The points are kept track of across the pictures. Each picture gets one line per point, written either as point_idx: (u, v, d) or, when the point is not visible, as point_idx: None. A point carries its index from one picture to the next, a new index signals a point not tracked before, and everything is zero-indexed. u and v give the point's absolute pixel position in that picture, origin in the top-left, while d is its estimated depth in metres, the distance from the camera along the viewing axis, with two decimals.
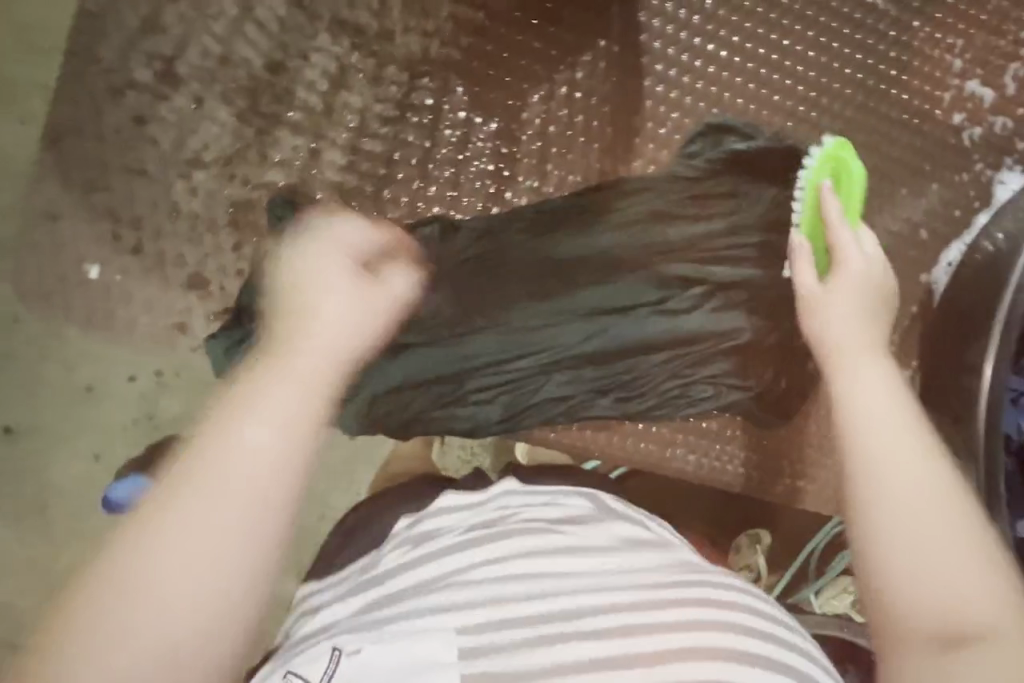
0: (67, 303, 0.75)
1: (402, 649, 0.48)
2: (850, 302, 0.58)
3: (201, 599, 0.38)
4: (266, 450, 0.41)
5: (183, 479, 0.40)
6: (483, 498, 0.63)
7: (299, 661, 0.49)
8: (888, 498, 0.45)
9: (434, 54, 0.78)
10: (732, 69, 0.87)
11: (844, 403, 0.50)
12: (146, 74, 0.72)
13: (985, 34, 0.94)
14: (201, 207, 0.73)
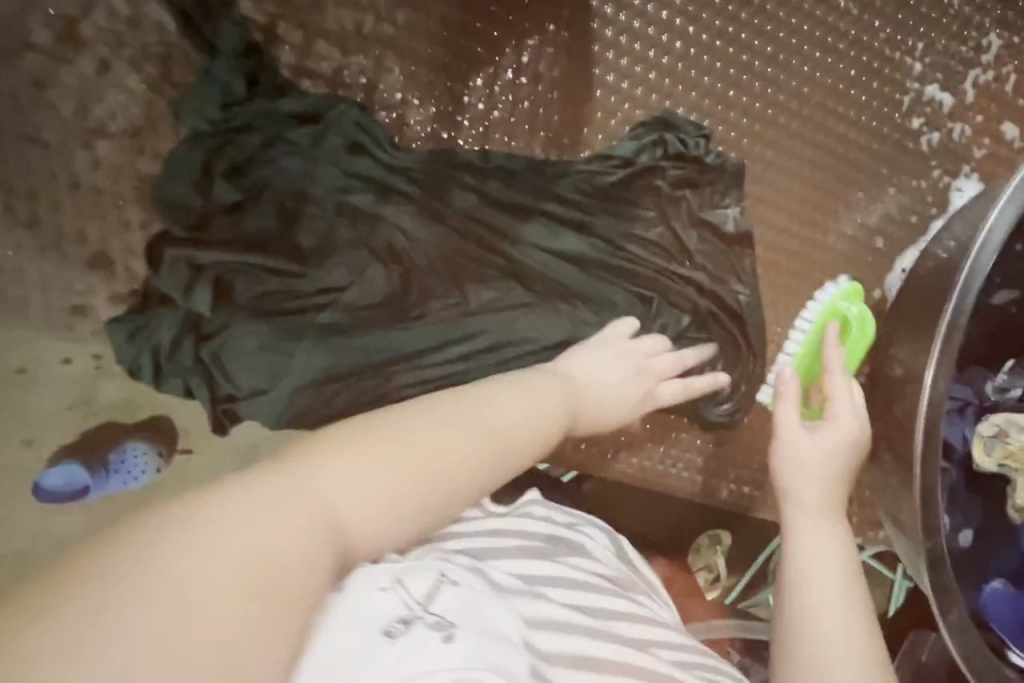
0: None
1: (495, 609, 0.41)
2: (823, 450, 0.64)
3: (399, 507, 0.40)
4: (471, 452, 0.45)
5: (477, 446, 0.46)
6: (510, 508, 0.61)
7: (408, 571, 0.40)
8: (829, 624, 0.53)
9: (369, 30, 0.73)
10: (687, 61, 0.84)
11: (800, 546, 0.59)
12: (45, 35, 0.65)
13: (947, 38, 0.92)
14: (104, 182, 0.68)
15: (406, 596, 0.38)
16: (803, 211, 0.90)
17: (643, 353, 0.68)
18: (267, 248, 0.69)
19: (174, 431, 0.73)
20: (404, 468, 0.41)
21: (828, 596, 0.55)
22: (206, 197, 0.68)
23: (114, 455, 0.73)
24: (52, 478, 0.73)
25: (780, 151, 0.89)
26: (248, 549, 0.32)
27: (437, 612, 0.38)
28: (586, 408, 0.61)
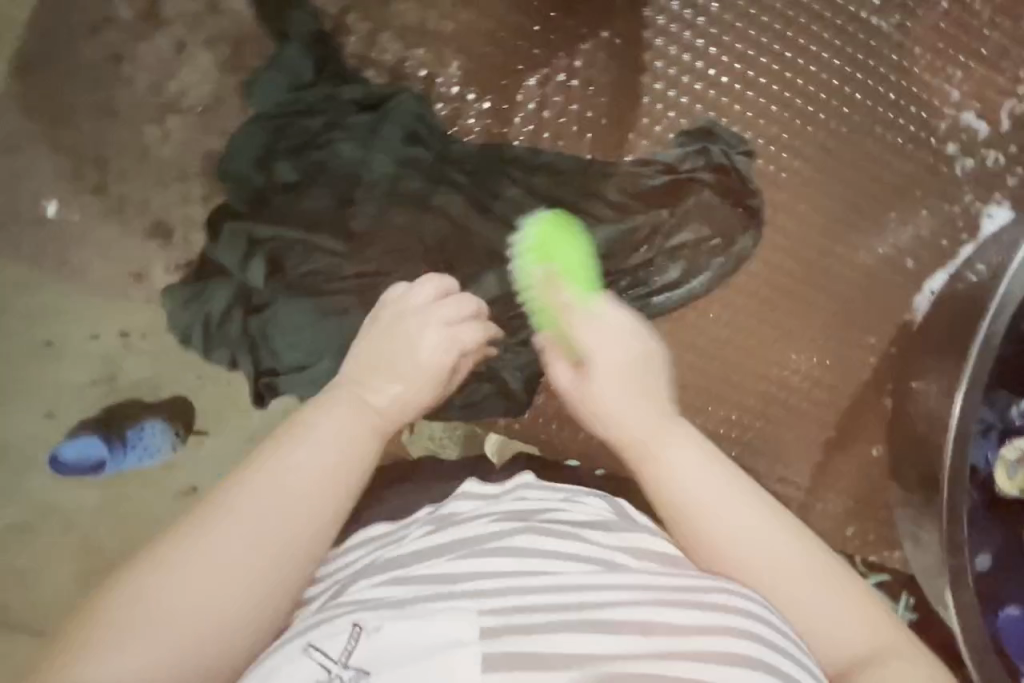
0: (17, 237, 0.73)
1: (425, 630, 0.46)
2: (622, 396, 0.62)
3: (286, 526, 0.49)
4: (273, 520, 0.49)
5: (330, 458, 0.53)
6: (500, 490, 0.62)
7: (321, 632, 0.47)
8: (745, 552, 0.53)
9: (432, 26, 0.76)
10: (731, 75, 0.86)
11: (668, 488, 0.56)
12: (129, 13, 0.72)
13: (985, 68, 0.94)
14: (171, 155, 0.72)
15: (323, 657, 0.46)
16: (834, 226, 0.92)
17: (447, 304, 0.66)
18: (321, 226, 0.71)
19: (190, 411, 0.77)
20: (211, 566, 0.46)
21: (757, 560, 0.53)
22: (269, 176, 0.71)
23: (130, 431, 0.75)
24: (68, 444, 0.75)
25: (817, 168, 0.91)
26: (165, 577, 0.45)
27: (354, 664, 0.45)
28: (416, 372, 0.62)
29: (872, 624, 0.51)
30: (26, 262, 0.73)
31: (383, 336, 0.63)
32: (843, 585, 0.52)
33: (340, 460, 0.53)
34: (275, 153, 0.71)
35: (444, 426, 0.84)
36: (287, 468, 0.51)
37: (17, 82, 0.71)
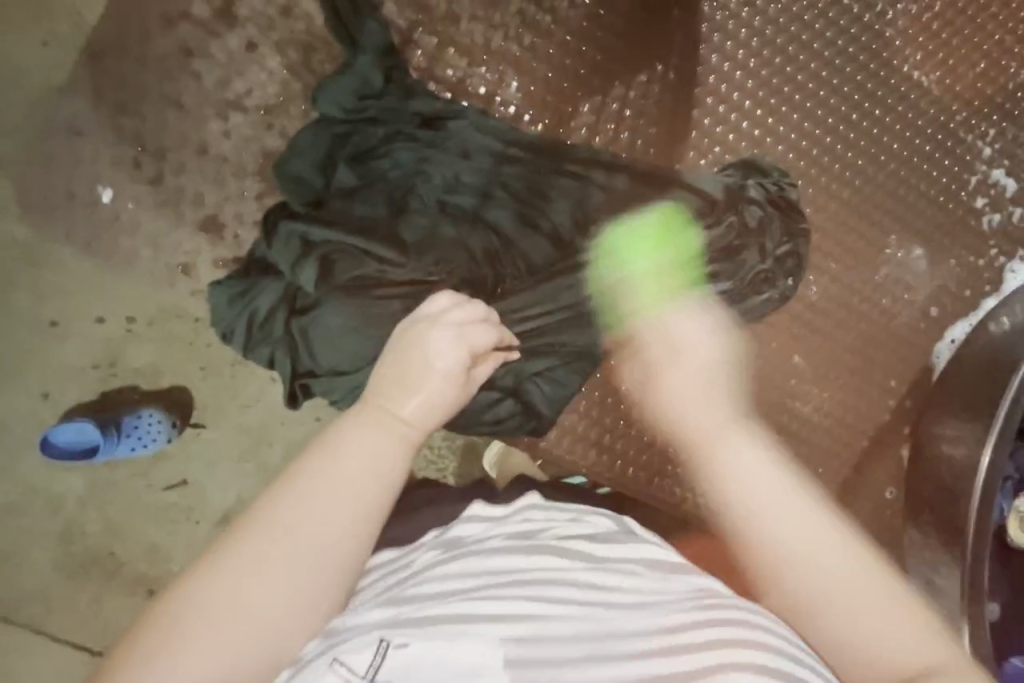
0: (86, 220, 0.79)
1: (453, 651, 0.45)
2: (693, 379, 0.63)
3: (328, 541, 0.46)
4: (307, 544, 0.45)
5: (369, 467, 0.49)
6: (506, 511, 0.61)
7: (346, 646, 0.45)
8: (787, 552, 0.50)
9: (496, 45, 0.77)
10: (778, 117, 0.87)
11: (720, 488, 0.54)
12: (203, 9, 0.73)
13: (1017, 128, 0.96)
14: (230, 151, 0.74)
15: (349, 674, 0.44)
16: (865, 269, 0.93)
17: (459, 310, 0.58)
18: (371, 231, 0.72)
19: (190, 401, 0.90)
20: (243, 589, 0.43)
21: (792, 543, 0.51)
22: (327, 180, 0.72)
23: (126, 417, 0.86)
24: (71, 426, 0.86)
25: (853, 212, 0.92)
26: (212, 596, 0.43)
27: (383, 679, 0.44)
28: (434, 381, 0.54)
29: (926, 639, 0.47)
30: (92, 252, 0.80)
31: (402, 350, 0.55)
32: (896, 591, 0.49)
33: (370, 473, 0.48)
34: (333, 158, 0.73)
35: (444, 437, 0.95)
36: (320, 488, 0.47)
37: (99, 75, 0.76)
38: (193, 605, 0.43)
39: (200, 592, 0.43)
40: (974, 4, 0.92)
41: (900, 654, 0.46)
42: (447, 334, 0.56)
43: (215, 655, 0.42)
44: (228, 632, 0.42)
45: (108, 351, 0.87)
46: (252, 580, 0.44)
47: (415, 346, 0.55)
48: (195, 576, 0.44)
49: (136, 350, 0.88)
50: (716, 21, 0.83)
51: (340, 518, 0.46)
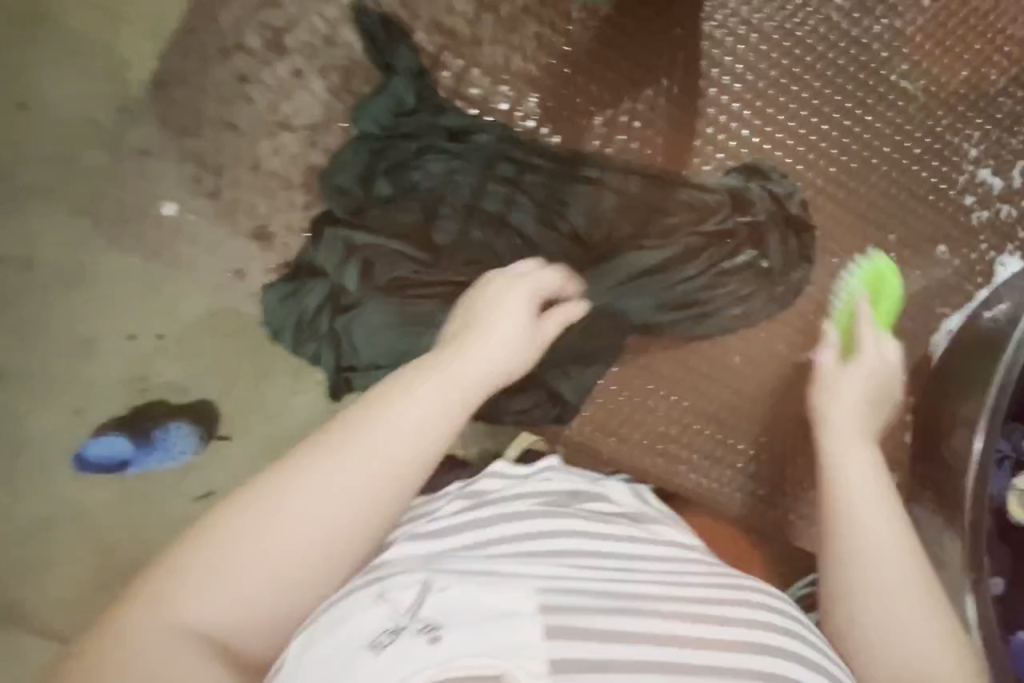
0: (147, 234, 0.85)
1: (490, 595, 0.49)
2: (860, 400, 0.78)
3: (365, 485, 0.52)
4: (327, 499, 0.51)
5: (425, 412, 0.55)
6: (529, 471, 0.67)
7: (391, 586, 0.50)
8: (869, 540, 0.65)
9: (516, 66, 0.85)
10: (775, 125, 0.94)
11: (846, 481, 0.69)
12: (257, 40, 0.81)
13: (1000, 131, 1.03)
14: (279, 166, 0.82)
15: (394, 609, 0.48)
16: (863, 265, 0.99)
17: (528, 267, 0.70)
18: (406, 236, 0.79)
19: (212, 416, 0.98)
20: (289, 518, 0.50)
21: (870, 498, 0.68)
22: (367, 190, 0.80)
23: (156, 432, 0.97)
24: (105, 440, 0.97)
25: (851, 212, 0.98)
26: (260, 519, 0.50)
27: (424, 616, 0.47)
28: (471, 357, 0.60)
29: (949, 654, 0.60)
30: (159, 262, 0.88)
31: (477, 303, 0.66)
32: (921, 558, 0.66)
33: (398, 435, 0.54)
34: (372, 170, 0.80)
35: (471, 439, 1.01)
36: (365, 435, 0.53)
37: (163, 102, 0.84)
38: (245, 525, 0.50)
39: (255, 512, 0.50)
40: (954, 17, 1.00)
41: (925, 649, 0.61)
42: (509, 292, 0.67)
43: (231, 587, 0.49)
44: (273, 552, 0.50)
45: (138, 367, 0.97)
46: (299, 510, 0.50)
47: (488, 301, 0.66)
48: (251, 500, 0.51)
49: (164, 364, 0.98)
50: (716, 39, 0.91)
51: (360, 482, 0.52)
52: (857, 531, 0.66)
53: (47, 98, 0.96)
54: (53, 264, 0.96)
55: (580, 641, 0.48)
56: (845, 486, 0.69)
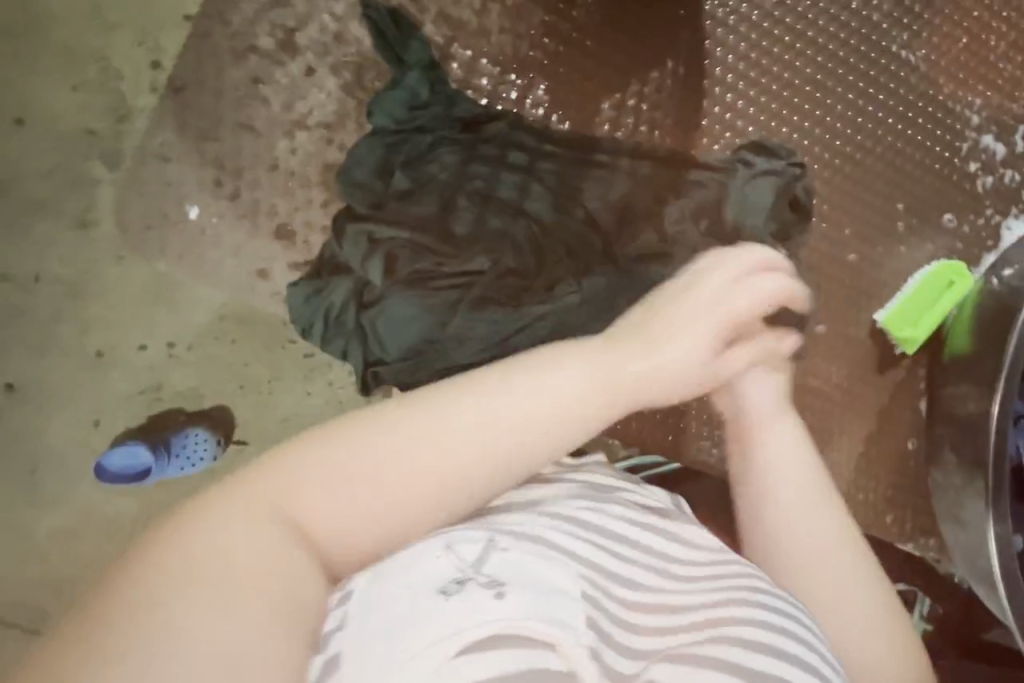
0: (166, 238, 0.85)
1: (546, 568, 0.49)
2: (780, 390, 0.67)
3: (530, 431, 0.51)
4: (477, 449, 0.49)
5: (605, 383, 0.53)
6: (576, 460, 0.69)
7: (458, 536, 0.49)
8: (808, 543, 0.62)
9: (524, 55, 0.86)
10: (781, 102, 0.95)
11: (769, 481, 0.65)
12: (268, 41, 0.82)
13: (1001, 97, 1.04)
14: (297, 165, 0.83)
15: (459, 561, 0.47)
16: (871, 236, 1.00)
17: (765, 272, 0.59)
18: (426, 229, 0.79)
19: (230, 420, 1.03)
20: (454, 431, 0.49)
21: (797, 500, 0.64)
22: (385, 184, 0.81)
23: (176, 438, 1.00)
24: (122, 451, 1.00)
25: (857, 184, 0.99)
26: (427, 422, 0.49)
27: (488, 572, 0.47)
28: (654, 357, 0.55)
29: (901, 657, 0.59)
30: (181, 267, 0.86)
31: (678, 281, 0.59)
32: (869, 555, 0.63)
33: (560, 413, 0.52)
34: (389, 164, 0.81)
35: None
36: (549, 383, 0.52)
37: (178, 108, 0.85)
38: (415, 424, 0.49)
39: (431, 415, 0.50)
40: None
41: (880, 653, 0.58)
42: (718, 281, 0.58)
43: (346, 493, 0.47)
44: (426, 464, 0.48)
45: (154, 377, 1.03)
46: (466, 426, 0.50)
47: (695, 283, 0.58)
48: (427, 401, 0.51)
49: (180, 373, 1.03)
50: (718, 17, 0.92)
51: (506, 452, 0.50)
52: (788, 528, 0.63)
53: (77, 121, 1.01)
54: (82, 280, 1.02)
55: (613, 634, 0.49)
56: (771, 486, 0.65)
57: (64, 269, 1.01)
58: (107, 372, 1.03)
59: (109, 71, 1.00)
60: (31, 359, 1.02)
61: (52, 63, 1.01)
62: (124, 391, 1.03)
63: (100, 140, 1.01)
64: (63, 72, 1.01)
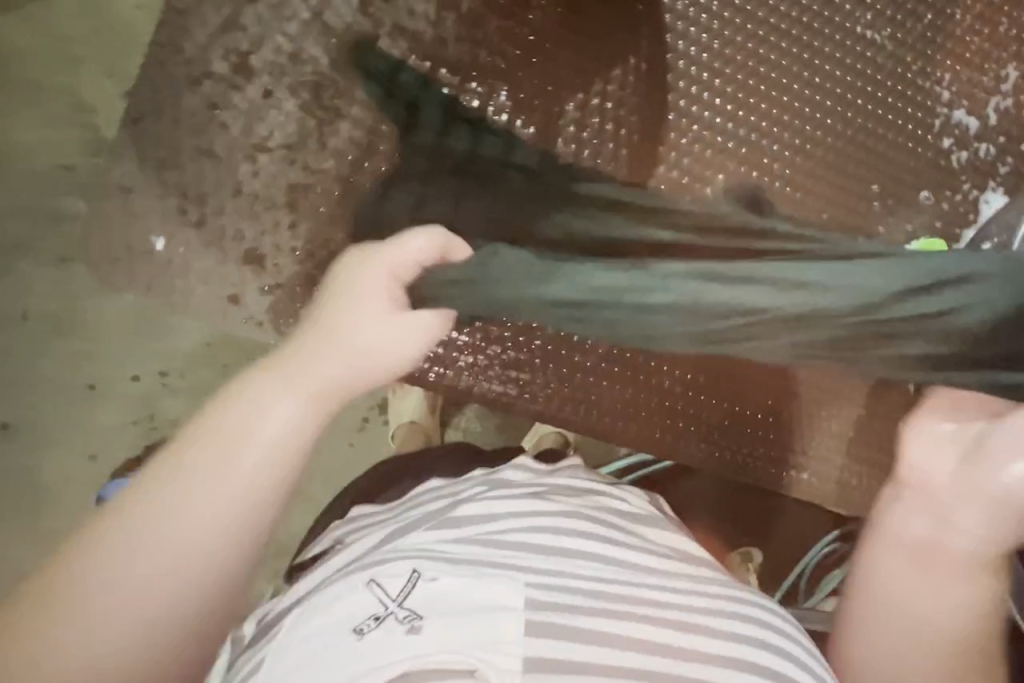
0: (134, 270, 0.84)
1: (476, 591, 0.55)
2: (995, 504, 0.56)
3: (219, 505, 0.52)
4: (169, 551, 0.50)
5: (276, 430, 0.55)
6: (554, 468, 0.73)
7: (385, 571, 0.56)
8: (890, 661, 0.57)
9: (483, 61, 0.85)
10: (747, 91, 0.94)
11: (885, 578, 0.58)
12: (223, 65, 0.82)
13: (970, 70, 1.03)
14: (260, 188, 0.83)
15: (382, 594, 0.54)
16: (851, 220, 0.99)
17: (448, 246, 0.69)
18: None
19: None
20: (148, 545, 0.50)
21: (903, 615, 0.57)
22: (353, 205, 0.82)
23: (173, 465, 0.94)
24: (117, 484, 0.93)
25: (831, 168, 0.98)
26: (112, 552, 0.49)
27: (407, 606, 0.53)
28: (335, 364, 0.60)
29: None
30: (154, 297, 0.86)
31: (362, 283, 0.64)
32: None
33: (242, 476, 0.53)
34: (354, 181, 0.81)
35: None
36: (216, 460, 0.53)
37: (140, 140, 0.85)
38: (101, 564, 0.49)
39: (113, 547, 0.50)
40: None
41: None
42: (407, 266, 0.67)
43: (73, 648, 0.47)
44: (128, 586, 0.49)
45: (139, 407, 1.02)
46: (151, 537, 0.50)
47: (378, 281, 0.65)
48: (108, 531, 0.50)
49: (164, 401, 1.03)
50: (678, 11, 0.91)
51: (228, 520, 0.52)
52: (876, 627, 0.58)
53: (46, 156, 1.01)
54: (61, 316, 1.02)
55: (555, 640, 0.53)
56: (889, 582, 0.58)
57: (42, 306, 1.01)
58: (92, 405, 1.03)
59: (75, 106, 1.01)
60: (14, 398, 1.02)
61: (17, 101, 1.01)
62: (110, 422, 1.03)
63: (73, 175, 1.02)
64: (28, 108, 1.01)
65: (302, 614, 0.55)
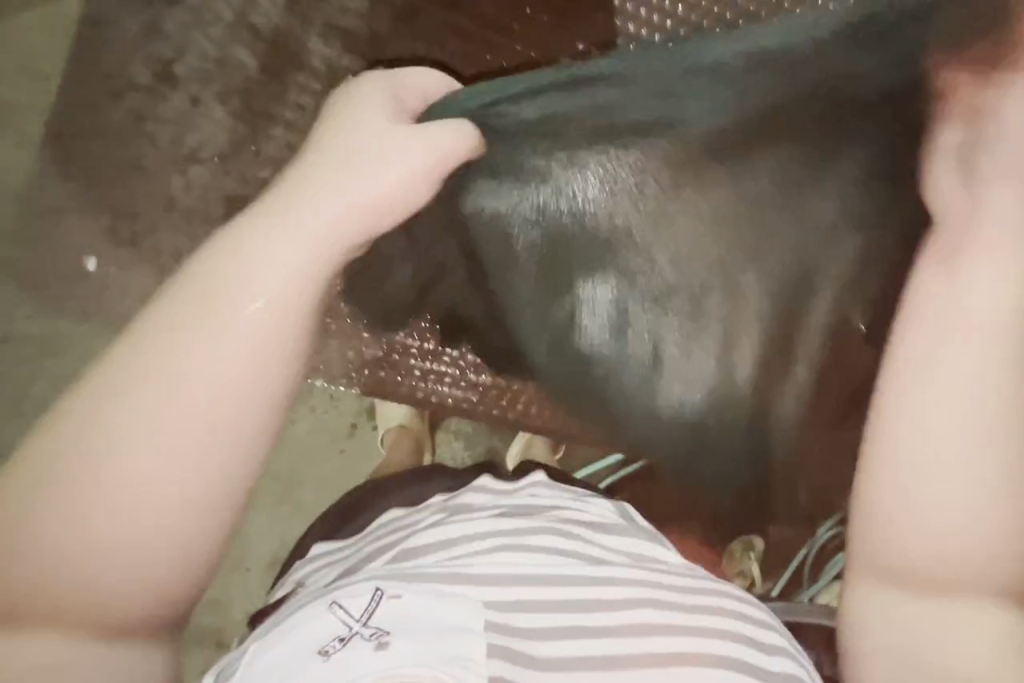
0: (71, 292, 0.83)
1: (434, 610, 0.53)
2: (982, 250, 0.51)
3: (234, 379, 0.51)
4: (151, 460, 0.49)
5: (201, 309, 0.51)
6: (513, 486, 0.67)
7: (344, 593, 0.53)
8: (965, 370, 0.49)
9: (423, 56, 0.80)
10: None
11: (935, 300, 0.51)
12: (145, 75, 0.80)
13: None
14: (195, 202, 0.81)
15: (344, 616, 0.52)
16: None
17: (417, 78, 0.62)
18: None
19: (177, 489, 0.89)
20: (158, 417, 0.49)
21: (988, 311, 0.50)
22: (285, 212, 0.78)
23: None
24: None
25: None
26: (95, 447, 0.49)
27: (373, 623, 0.52)
28: (320, 218, 0.53)
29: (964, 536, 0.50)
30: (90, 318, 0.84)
31: (343, 114, 0.57)
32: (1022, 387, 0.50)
33: (248, 343, 0.51)
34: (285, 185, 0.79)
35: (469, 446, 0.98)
36: (218, 320, 0.51)
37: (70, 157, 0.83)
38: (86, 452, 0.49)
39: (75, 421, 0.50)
40: None
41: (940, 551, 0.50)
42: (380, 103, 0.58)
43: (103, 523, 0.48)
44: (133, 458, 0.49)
45: None
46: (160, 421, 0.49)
47: (343, 112, 0.58)
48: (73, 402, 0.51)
49: None
50: None
51: (242, 386, 0.51)
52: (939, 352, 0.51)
53: None
54: None
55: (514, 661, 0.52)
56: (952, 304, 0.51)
57: None
58: None
59: None
60: None
61: None
62: None
63: None
64: None
65: (255, 652, 0.53)
